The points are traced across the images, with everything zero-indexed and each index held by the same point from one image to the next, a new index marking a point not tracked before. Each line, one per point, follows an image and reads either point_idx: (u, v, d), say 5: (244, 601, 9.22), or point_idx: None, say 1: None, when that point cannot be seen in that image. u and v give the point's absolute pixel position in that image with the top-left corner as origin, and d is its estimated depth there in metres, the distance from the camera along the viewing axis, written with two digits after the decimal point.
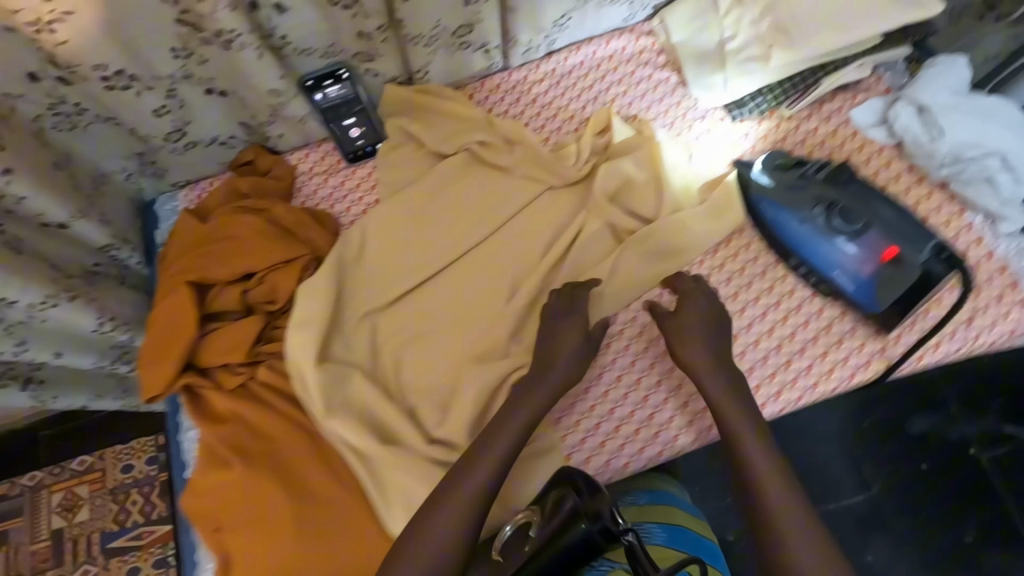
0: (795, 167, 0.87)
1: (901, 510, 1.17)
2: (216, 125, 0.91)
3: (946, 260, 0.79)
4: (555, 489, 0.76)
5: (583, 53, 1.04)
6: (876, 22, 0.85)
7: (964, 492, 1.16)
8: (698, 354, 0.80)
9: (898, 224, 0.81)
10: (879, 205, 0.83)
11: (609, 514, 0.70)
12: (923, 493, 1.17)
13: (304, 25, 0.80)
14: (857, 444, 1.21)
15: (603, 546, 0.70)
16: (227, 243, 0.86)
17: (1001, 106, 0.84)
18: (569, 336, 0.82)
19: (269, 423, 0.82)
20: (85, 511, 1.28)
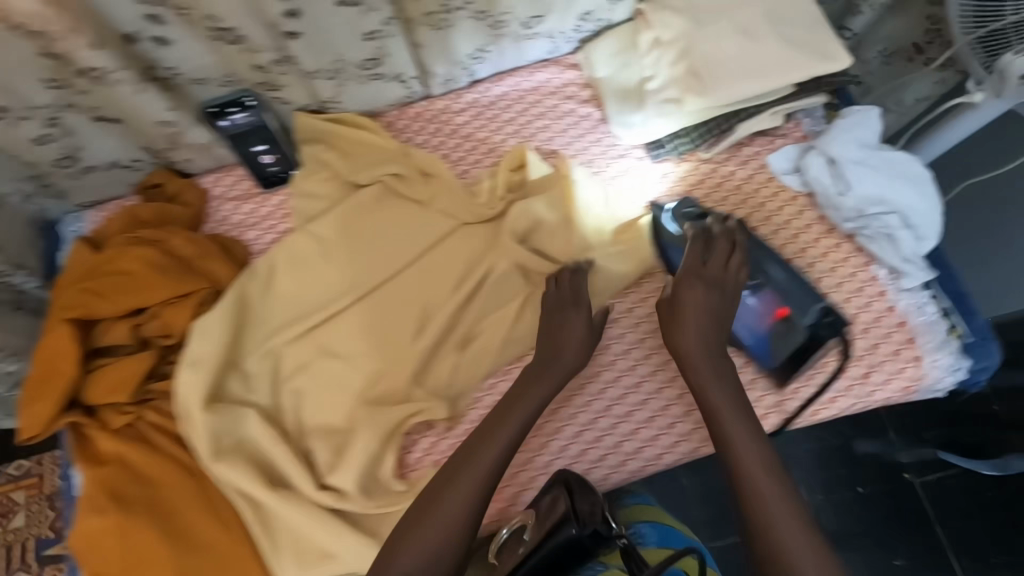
0: (697, 220, 0.86)
1: (862, 524, 1.19)
2: (113, 151, 0.87)
3: (831, 325, 0.79)
4: (548, 491, 0.76)
5: (506, 84, 1.01)
6: (789, 74, 0.84)
7: (908, 514, 1.18)
8: (694, 346, 0.80)
9: (790, 284, 0.81)
10: (770, 264, 0.83)
11: (598, 521, 0.71)
12: (882, 510, 1.19)
13: (191, 59, 0.74)
14: (827, 459, 1.21)
15: (593, 549, 0.72)
16: (115, 277, 0.83)
17: (907, 163, 0.85)
18: (574, 331, 0.83)
19: (154, 466, 0.79)
20: (21, 516, 1.14)
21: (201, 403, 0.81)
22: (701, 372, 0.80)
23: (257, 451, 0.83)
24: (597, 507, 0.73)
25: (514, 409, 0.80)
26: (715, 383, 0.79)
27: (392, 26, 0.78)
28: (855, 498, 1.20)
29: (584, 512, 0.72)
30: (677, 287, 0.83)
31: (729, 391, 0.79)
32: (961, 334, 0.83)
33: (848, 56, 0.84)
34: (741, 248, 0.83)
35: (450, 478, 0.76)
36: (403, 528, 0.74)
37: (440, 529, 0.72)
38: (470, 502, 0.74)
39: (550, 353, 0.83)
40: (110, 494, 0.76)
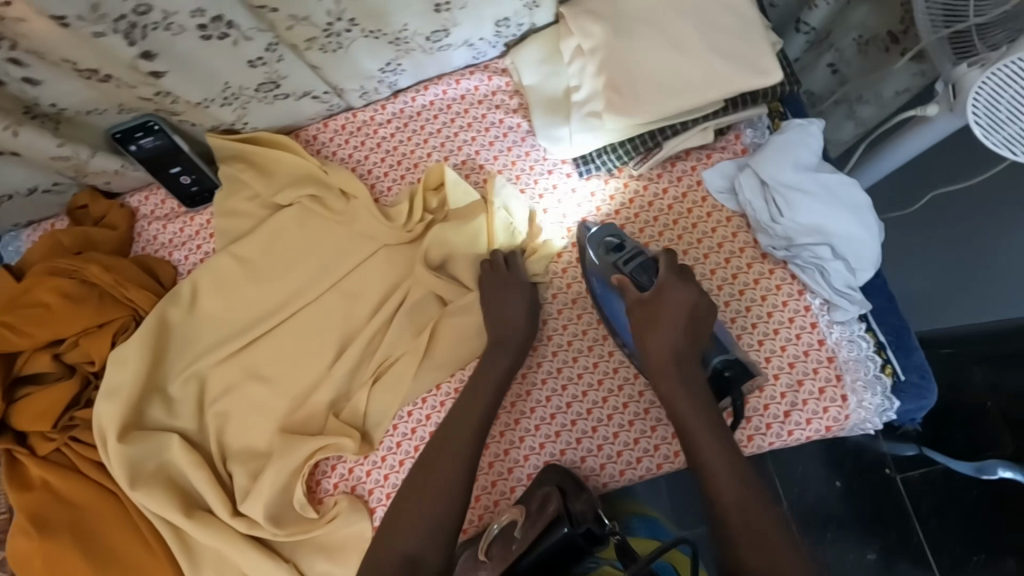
0: (613, 251, 0.83)
1: (852, 512, 1.19)
2: (25, 179, 0.87)
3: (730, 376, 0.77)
4: (537, 490, 0.78)
5: (431, 92, 0.95)
6: (716, 89, 0.77)
7: (880, 505, 1.19)
8: (665, 352, 0.76)
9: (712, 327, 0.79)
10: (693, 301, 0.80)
11: (591, 520, 0.76)
12: (867, 500, 1.19)
13: (69, 95, 0.71)
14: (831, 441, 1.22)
15: (585, 546, 0.76)
16: (33, 309, 0.85)
17: (846, 186, 0.78)
18: (521, 302, 0.83)
19: (78, 491, 0.83)
20: None
21: (118, 432, 0.84)
22: (665, 377, 0.76)
23: (177, 476, 0.86)
24: (587, 506, 0.76)
25: (475, 391, 0.81)
26: (680, 386, 0.75)
27: (277, 51, 0.73)
28: (832, 492, 1.21)
29: (578, 512, 0.75)
30: (657, 288, 0.78)
31: (697, 393, 0.75)
32: (894, 372, 0.79)
33: (778, 71, 0.77)
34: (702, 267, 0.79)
35: (430, 466, 0.77)
36: (393, 516, 0.75)
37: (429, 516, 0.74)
38: (453, 492, 0.75)
39: (506, 332, 0.82)
40: (32, 520, 0.80)
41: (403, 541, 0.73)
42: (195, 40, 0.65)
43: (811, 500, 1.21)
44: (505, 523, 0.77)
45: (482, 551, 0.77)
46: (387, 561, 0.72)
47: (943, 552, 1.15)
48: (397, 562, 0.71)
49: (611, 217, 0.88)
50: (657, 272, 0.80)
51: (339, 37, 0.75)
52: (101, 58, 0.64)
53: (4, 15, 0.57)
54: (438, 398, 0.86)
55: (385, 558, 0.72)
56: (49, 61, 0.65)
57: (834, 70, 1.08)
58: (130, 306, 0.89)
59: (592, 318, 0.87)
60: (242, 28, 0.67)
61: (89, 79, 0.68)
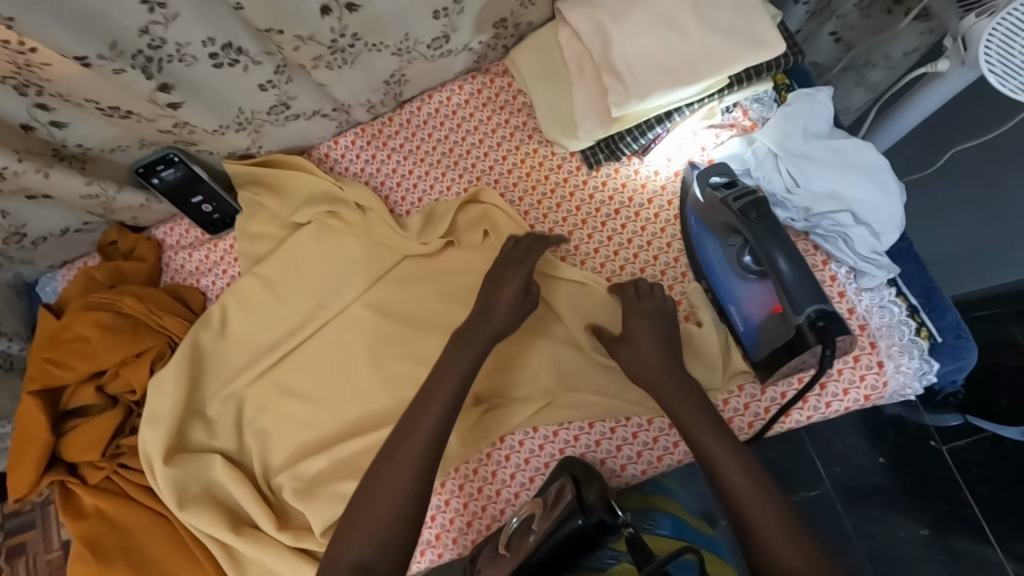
0: (723, 187, 0.76)
1: (900, 485, 1.18)
2: (57, 220, 0.90)
3: (820, 331, 0.66)
4: (555, 482, 0.79)
5: (435, 100, 0.97)
6: (717, 68, 0.78)
7: (927, 475, 1.17)
8: (669, 373, 0.75)
9: (796, 279, 0.68)
10: (777, 250, 0.69)
11: (603, 509, 0.74)
12: (914, 474, 1.17)
13: (92, 135, 0.74)
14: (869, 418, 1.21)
15: (599, 538, 0.74)
16: (74, 344, 0.88)
17: (864, 150, 0.76)
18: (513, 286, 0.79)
19: (129, 517, 0.86)
20: None
21: (163, 456, 0.86)
22: (669, 392, 0.74)
23: (222, 495, 0.88)
24: (601, 496, 0.75)
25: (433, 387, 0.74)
26: (680, 392, 0.74)
27: (285, 72, 0.75)
28: (876, 467, 1.19)
29: (590, 502, 0.74)
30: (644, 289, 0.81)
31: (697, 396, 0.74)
32: (929, 334, 0.77)
33: (780, 42, 0.77)
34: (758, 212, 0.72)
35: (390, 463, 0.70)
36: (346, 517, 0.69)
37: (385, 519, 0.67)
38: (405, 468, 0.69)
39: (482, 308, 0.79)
40: (89, 547, 0.83)
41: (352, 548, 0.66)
42: (208, 69, 0.67)
43: (852, 471, 1.19)
44: (524, 516, 0.79)
45: (502, 545, 0.79)
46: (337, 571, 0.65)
47: (1000, 518, 1.13)
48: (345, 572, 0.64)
49: (623, 206, 0.89)
50: (768, 212, 0.72)
51: (344, 53, 0.75)
52: (123, 97, 0.67)
53: (29, 62, 0.59)
54: (503, 452, 0.87)
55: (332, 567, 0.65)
56: (73, 102, 0.68)
57: (837, 38, 1.08)
58: (164, 333, 0.92)
59: (677, 275, 0.86)
60: (251, 53, 0.69)
61: (112, 116, 0.71)
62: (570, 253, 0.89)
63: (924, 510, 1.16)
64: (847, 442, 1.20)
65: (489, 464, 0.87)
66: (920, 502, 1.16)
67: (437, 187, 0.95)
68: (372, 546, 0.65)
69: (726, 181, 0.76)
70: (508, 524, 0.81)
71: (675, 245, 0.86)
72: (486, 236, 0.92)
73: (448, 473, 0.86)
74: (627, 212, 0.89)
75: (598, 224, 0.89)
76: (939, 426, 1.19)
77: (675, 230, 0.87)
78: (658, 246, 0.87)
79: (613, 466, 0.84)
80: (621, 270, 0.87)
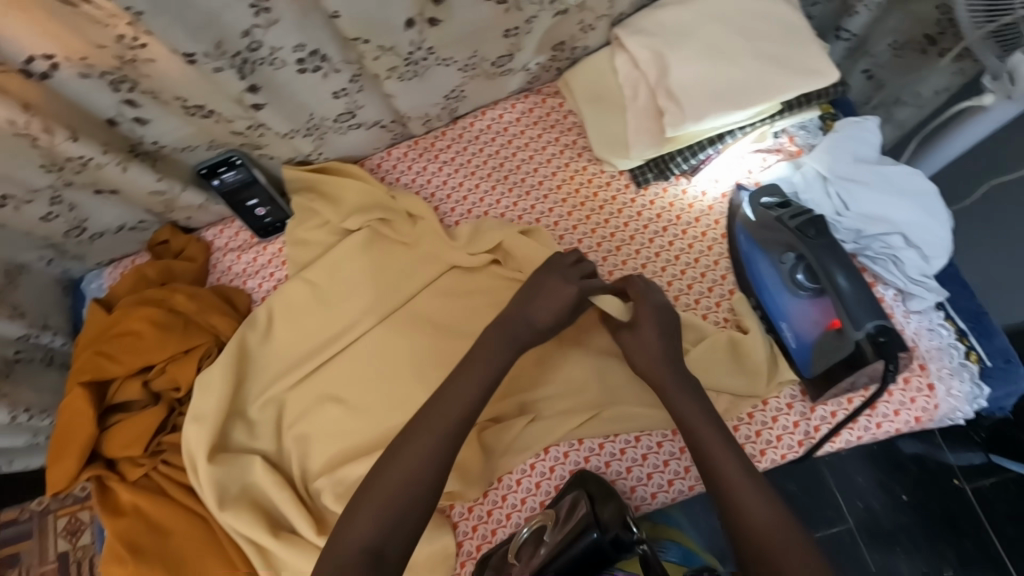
0: (777, 207, 0.79)
1: (922, 524, 1.17)
2: (116, 217, 0.91)
3: (881, 346, 0.67)
4: (568, 496, 0.79)
5: (488, 117, 1.00)
6: (772, 94, 0.81)
7: (949, 515, 1.17)
8: (686, 388, 0.75)
9: (854, 296, 0.70)
10: (835, 268, 0.71)
11: (619, 527, 0.74)
12: (937, 513, 1.17)
13: (171, 133, 0.76)
14: (888, 457, 1.22)
15: (614, 555, 0.75)
16: (125, 339, 0.88)
17: (912, 177, 0.79)
18: (555, 300, 0.79)
19: (166, 515, 0.85)
20: (87, 534, 1.42)
21: (207, 454, 0.85)
22: (698, 398, 0.74)
23: (260, 498, 0.87)
24: (616, 513, 0.76)
25: (466, 375, 0.76)
26: (688, 404, 0.74)
27: (359, 82, 0.78)
28: (900, 505, 1.18)
29: (605, 519, 0.75)
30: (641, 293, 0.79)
31: (704, 406, 0.74)
32: (979, 358, 0.78)
33: (832, 73, 0.81)
34: (813, 230, 0.74)
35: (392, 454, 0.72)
36: (353, 505, 0.70)
37: (399, 506, 0.68)
38: (409, 449, 0.71)
39: (513, 311, 0.80)
40: (127, 546, 0.81)
41: (363, 532, 0.66)
42: (293, 74, 0.70)
43: (868, 511, 1.19)
44: (535, 526, 0.78)
45: (511, 554, 0.77)
46: (346, 554, 0.65)
47: None
48: (361, 556, 0.65)
49: (670, 224, 0.91)
50: (824, 230, 0.73)
51: (416, 66, 0.79)
52: (210, 95, 0.70)
53: (135, 57, 0.63)
54: (547, 464, 0.86)
55: (342, 550, 0.66)
56: (161, 100, 0.71)
57: (869, 75, 1.13)
58: (212, 331, 0.93)
59: (725, 291, 0.87)
60: (333, 61, 0.72)
61: (193, 115, 0.73)
62: (617, 268, 0.90)
63: (949, 549, 1.15)
64: (867, 479, 1.20)
65: (533, 476, 0.86)
66: (945, 542, 1.15)
67: (487, 200, 0.97)
68: (382, 531, 0.67)
69: (781, 200, 0.78)
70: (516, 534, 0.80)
71: (723, 263, 0.88)
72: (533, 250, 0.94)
73: (492, 482, 0.86)
74: (675, 229, 0.90)
75: (646, 241, 0.91)
76: (962, 465, 1.19)
77: (723, 248, 0.89)
78: (705, 264, 0.88)
79: (659, 480, 0.83)
80: (669, 285, 0.88)
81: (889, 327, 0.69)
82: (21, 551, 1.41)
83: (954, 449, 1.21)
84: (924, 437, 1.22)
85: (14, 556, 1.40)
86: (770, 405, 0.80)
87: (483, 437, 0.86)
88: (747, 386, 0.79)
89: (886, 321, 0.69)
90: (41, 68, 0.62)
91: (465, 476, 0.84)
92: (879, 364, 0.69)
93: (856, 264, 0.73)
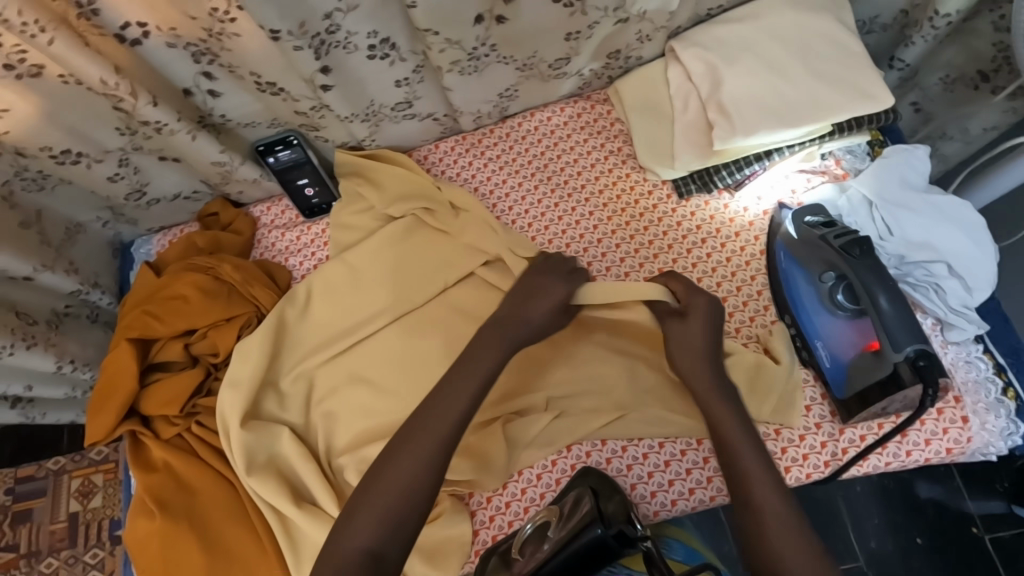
0: (822, 226, 0.79)
1: (932, 568, 1.16)
2: (174, 184, 0.95)
3: (920, 369, 0.68)
4: (572, 495, 0.80)
5: (536, 118, 1.02)
6: (825, 114, 0.83)
7: (962, 562, 1.16)
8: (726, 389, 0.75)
9: (897, 319, 0.70)
10: (879, 290, 0.71)
11: (623, 522, 0.74)
12: (949, 560, 1.16)
13: (239, 108, 0.80)
14: (905, 498, 1.20)
15: (618, 549, 0.74)
16: (172, 301, 0.92)
17: (959, 208, 0.80)
18: (548, 300, 0.80)
19: (195, 475, 0.87)
20: (99, 497, 1.46)
21: (239, 420, 0.87)
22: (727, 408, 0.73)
23: (285, 468, 0.88)
24: (620, 509, 0.76)
25: (501, 364, 0.77)
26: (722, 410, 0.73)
27: (421, 73, 0.82)
28: (916, 548, 1.18)
29: (609, 514, 0.75)
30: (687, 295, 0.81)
31: (734, 408, 0.73)
32: (1016, 394, 0.77)
33: (886, 99, 0.82)
34: (860, 251, 0.74)
35: (394, 450, 0.71)
36: (349, 509, 0.69)
37: (394, 511, 0.67)
38: (417, 429, 0.72)
39: (511, 315, 0.80)
40: (156, 501, 0.84)
41: (361, 537, 0.66)
42: (362, 59, 0.74)
43: (878, 551, 1.19)
44: (540, 522, 0.80)
45: (516, 549, 0.80)
46: (344, 561, 0.65)
47: None
48: (361, 558, 0.65)
49: (709, 236, 0.91)
50: (870, 252, 0.74)
51: (478, 61, 0.82)
52: (283, 74, 0.74)
53: (223, 30, 0.67)
54: (568, 461, 0.87)
55: (342, 556, 0.65)
56: (236, 74, 0.74)
57: (917, 108, 1.13)
58: (254, 303, 0.95)
59: (760, 307, 0.87)
60: (401, 50, 0.76)
61: (263, 91, 0.77)
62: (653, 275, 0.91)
63: None
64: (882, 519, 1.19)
65: (553, 472, 0.87)
66: None
67: (529, 199, 0.99)
68: (380, 536, 0.66)
69: (827, 219, 0.78)
70: (521, 528, 0.82)
71: (759, 279, 0.88)
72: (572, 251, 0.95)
73: (512, 475, 0.87)
74: (714, 241, 0.91)
75: (684, 251, 0.92)
76: (982, 513, 1.18)
77: (760, 264, 0.89)
78: (742, 278, 0.88)
79: (680, 489, 0.83)
80: None
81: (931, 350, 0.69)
82: (34, 507, 1.45)
83: (975, 497, 1.19)
84: (944, 484, 1.20)
85: (27, 512, 1.45)
86: (798, 424, 0.80)
87: (508, 430, 0.87)
88: (770, 407, 0.79)
89: (927, 345, 0.69)
90: (134, 34, 0.67)
91: (487, 465, 0.85)
92: (917, 387, 0.69)
93: (899, 287, 0.73)
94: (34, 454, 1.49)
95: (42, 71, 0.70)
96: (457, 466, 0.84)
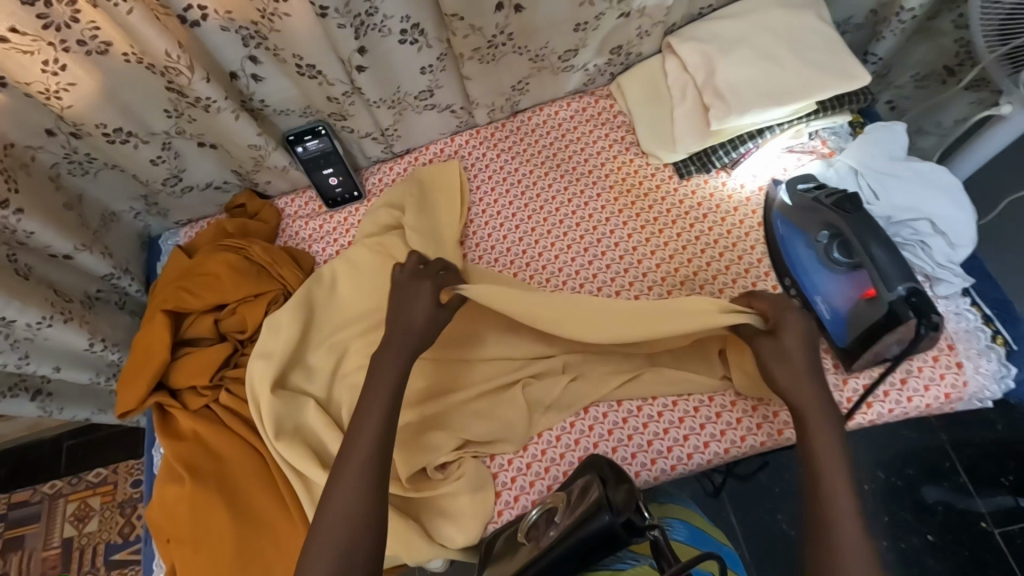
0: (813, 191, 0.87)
1: (941, 565, 1.18)
2: (208, 171, 1.01)
3: (914, 304, 0.74)
4: (584, 479, 0.77)
5: (545, 113, 1.09)
6: (812, 92, 0.91)
7: (973, 558, 1.18)
8: (801, 350, 0.76)
9: (890, 265, 0.77)
10: (872, 242, 0.79)
11: (632, 510, 0.71)
12: (959, 557, 1.18)
13: (279, 92, 0.91)
14: (911, 496, 1.23)
15: (626, 537, 0.72)
16: (204, 278, 0.96)
17: (937, 172, 0.88)
18: None
19: (219, 442, 0.90)
20: (95, 521, 1.48)
21: (269, 388, 0.90)
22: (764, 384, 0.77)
23: (310, 437, 0.90)
24: (630, 496, 0.72)
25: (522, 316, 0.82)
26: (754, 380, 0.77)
27: (443, 61, 0.93)
28: (925, 545, 1.20)
29: (617, 502, 0.72)
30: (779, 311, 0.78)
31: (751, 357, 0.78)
32: (1005, 340, 0.83)
33: (864, 78, 0.91)
34: (848, 206, 0.81)
35: (332, 486, 0.72)
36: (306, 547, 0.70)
37: (344, 540, 0.68)
38: None
39: None
40: (184, 467, 0.87)
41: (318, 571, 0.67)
42: (394, 43, 0.86)
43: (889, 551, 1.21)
44: (546, 506, 0.79)
45: (522, 534, 0.80)
46: None
47: None
48: None
49: (710, 211, 0.98)
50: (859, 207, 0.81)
51: (495, 50, 0.92)
52: (322, 56, 0.83)
53: (275, 11, 0.77)
54: (587, 422, 0.90)
55: None
56: (279, 57, 0.85)
57: (892, 106, 1.24)
58: (281, 282, 0.99)
59: (761, 273, 0.92)
60: (429, 37, 0.88)
61: (302, 74, 0.87)
62: (659, 249, 0.97)
63: None
64: (893, 515, 1.22)
65: (572, 433, 0.89)
66: None
67: (539, 182, 1.04)
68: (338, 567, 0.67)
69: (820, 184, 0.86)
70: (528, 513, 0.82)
71: (759, 249, 0.94)
72: (582, 229, 1.00)
73: (532, 437, 0.90)
74: (715, 216, 0.97)
75: (687, 225, 0.97)
76: (990, 508, 1.20)
77: (758, 235, 0.95)
78: (743, 248, 0.94)
79: (696, 441, 0.86)
80: (708, 265, 0.94)
81: (919, 290, 0.76)
82: (27, 532, 1.48)
83: (983, 494, 1.21)
84: (948, 482, 1.23)
85: (20, 537, 1.47)
86: None
87: (528, 394, 0.90)
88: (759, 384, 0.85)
89: (917, 285, 0.77)
90: (194, 16, 0.78)
91: (509, 428, 0.88)
92: (908, 326, 0.74)
93: (890, 240, 0.80)
94: (30, 479, 1.53)
95: (109, 49, 0.78)
96: (479, 429, 0.88)
